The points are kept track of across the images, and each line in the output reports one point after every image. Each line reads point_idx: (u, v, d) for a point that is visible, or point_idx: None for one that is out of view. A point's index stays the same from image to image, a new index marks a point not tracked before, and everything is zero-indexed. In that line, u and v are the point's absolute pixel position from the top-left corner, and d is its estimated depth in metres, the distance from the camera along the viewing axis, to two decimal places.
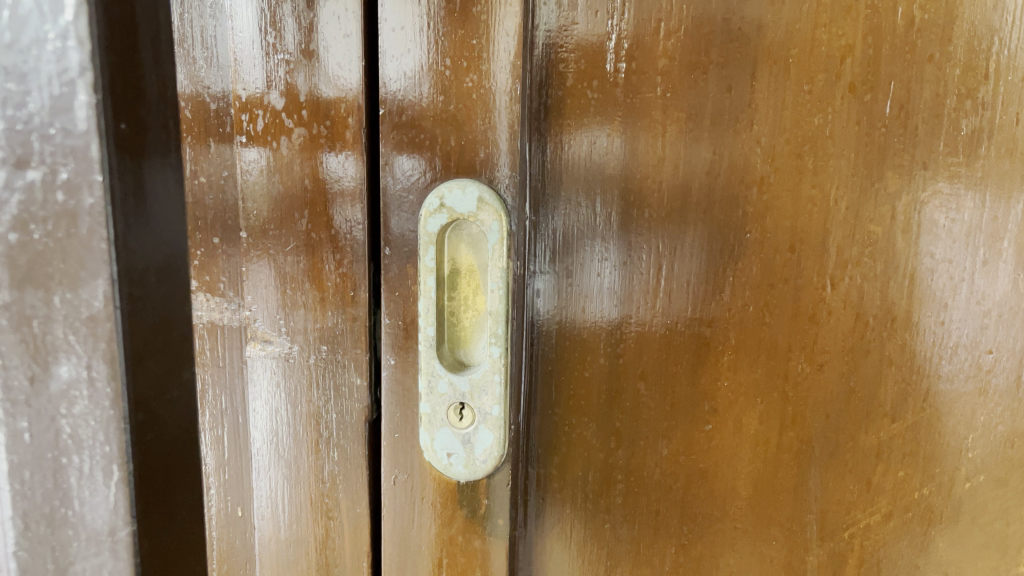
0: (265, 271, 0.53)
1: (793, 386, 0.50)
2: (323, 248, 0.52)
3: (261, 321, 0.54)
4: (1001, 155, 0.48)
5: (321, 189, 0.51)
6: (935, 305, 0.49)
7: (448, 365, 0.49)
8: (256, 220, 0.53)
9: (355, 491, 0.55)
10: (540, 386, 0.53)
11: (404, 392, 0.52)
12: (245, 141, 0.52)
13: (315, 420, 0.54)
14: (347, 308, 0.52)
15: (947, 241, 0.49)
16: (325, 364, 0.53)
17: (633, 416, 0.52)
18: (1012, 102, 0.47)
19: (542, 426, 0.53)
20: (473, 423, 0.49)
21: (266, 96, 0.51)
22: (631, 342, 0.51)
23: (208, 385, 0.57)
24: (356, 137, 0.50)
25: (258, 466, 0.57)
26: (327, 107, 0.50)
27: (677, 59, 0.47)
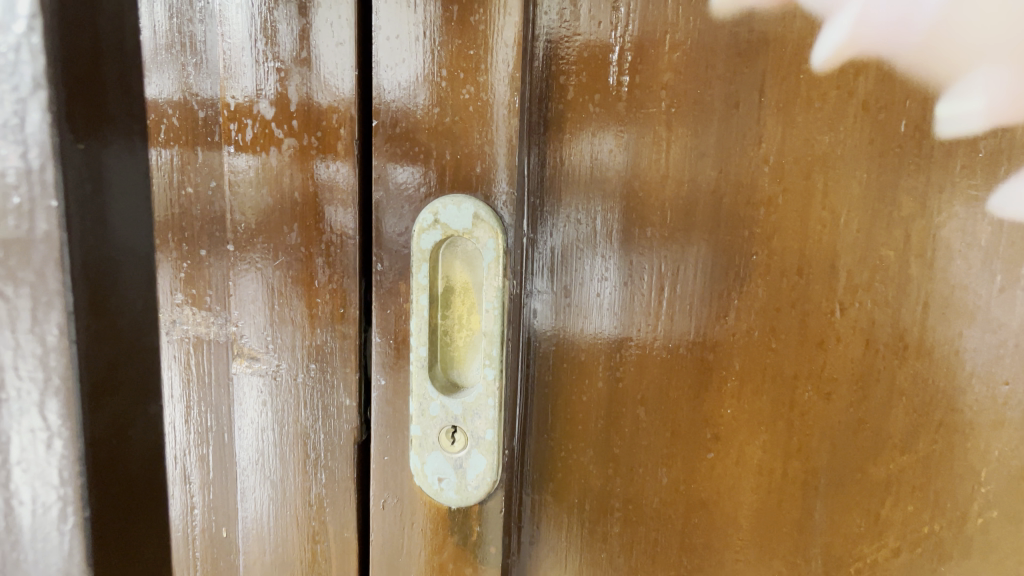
0: (253, 286, 0.52)
1: (799, 416, 0.48)
2: (312, 263, 0.50)
3: (249, 336, 0.52)
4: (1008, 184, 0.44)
5: (311, 201, 0.49)
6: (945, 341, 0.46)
7: (441, 387, 0.48)
8: (244, 232, 0.51)
9: (343, 515, 0.53)
10: (535, 408, 0.51)
11: (395, 414, 0.50)
12: (233, 151, 0.50)
13: (303, 442, 0.52)
14: (337, 325, 0.50)
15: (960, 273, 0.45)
16: (313, 383, 0.51)
17: (632, 443, 0.50)
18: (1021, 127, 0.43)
19: (538, 450, 0.52)
20: (465, 447, 0.48)
21: (256, 104, 0.49)
22: (631, 364, 0.49)
23: (195, 401, 0.56)
24: (348, 148, 0.48)
25: (245, 487, 0.55)
26: (318, 118, 0.48)
27: (682, 73, 0.46)
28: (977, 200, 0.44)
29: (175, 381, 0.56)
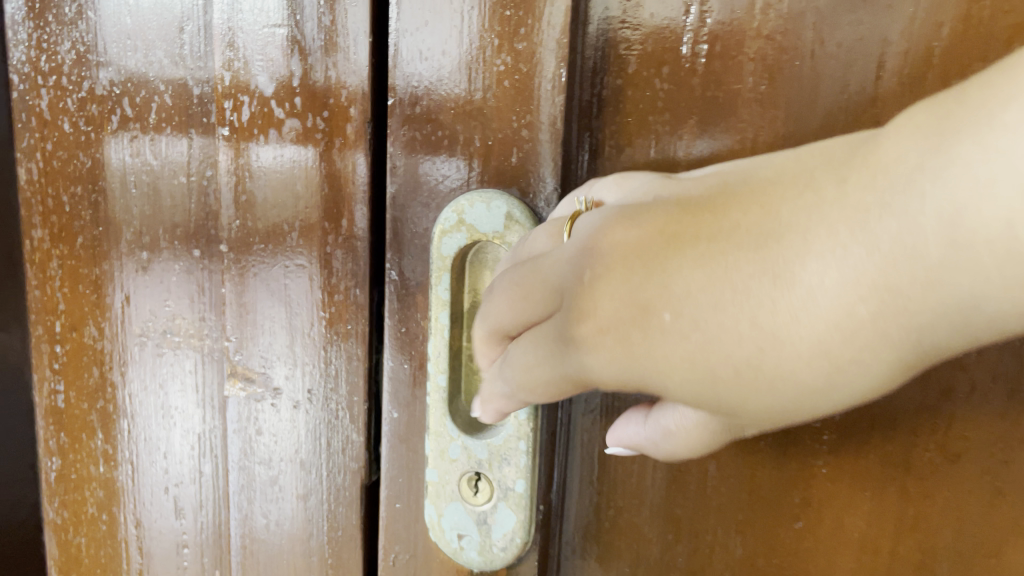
0: (246, 291, 0.44)
1: (917, 482, 0.37)
2: (314, 270, 0.42)
3: (242, 352, 0.44)
4: (769, 191, 0.26)
5: (314, 196, 0.41)
6: (948, 322, 0.23)
7: (462, 424, 0.40)
8: (239, 231, 0.44)
9: (347, 568, 0.44)
10: (578, 456, 0.41)
11: (410, 454, 0.42)
12: (228, 135, 0.43)
13: (301, 479, 0.45)
14: (342, 344, 0.42)
15: (757, 381, 0.25)
16: (316, 411, 0.43)
17: (699, 505, 0.40)
18: (608, 249, 0.28)
19: (580, 505, 0.42)
20: (490, 499, 0.40)
21: (254, 78, 0.41)
22: None
23: (188, 425, 0.48)
24: (359, 132, 0.40)
25: (238, 528, 0.47)
26: (326, 94, 0.40)
27: (775, 40, 0.36)
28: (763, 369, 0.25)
29: (165, 399, 0.49)
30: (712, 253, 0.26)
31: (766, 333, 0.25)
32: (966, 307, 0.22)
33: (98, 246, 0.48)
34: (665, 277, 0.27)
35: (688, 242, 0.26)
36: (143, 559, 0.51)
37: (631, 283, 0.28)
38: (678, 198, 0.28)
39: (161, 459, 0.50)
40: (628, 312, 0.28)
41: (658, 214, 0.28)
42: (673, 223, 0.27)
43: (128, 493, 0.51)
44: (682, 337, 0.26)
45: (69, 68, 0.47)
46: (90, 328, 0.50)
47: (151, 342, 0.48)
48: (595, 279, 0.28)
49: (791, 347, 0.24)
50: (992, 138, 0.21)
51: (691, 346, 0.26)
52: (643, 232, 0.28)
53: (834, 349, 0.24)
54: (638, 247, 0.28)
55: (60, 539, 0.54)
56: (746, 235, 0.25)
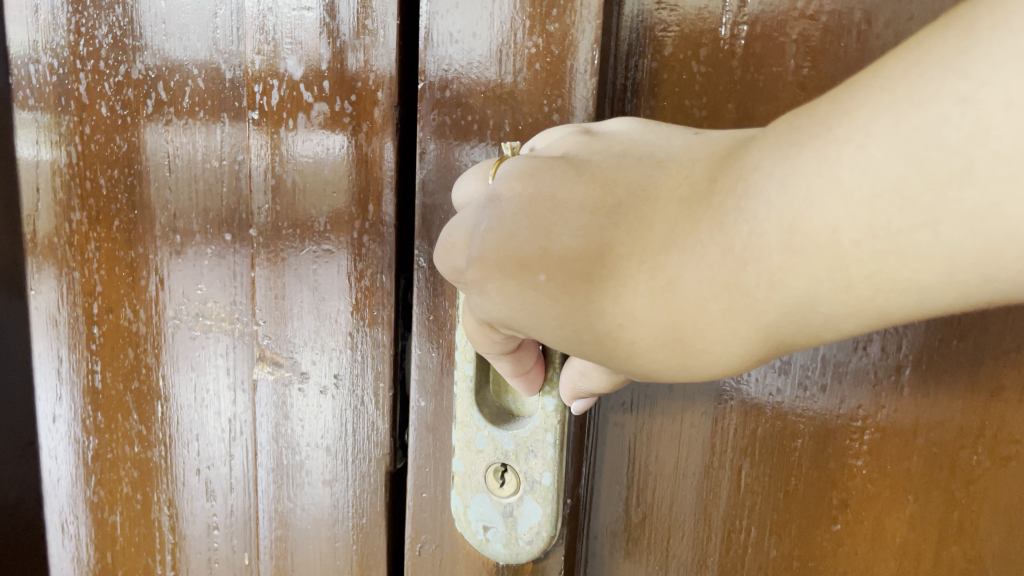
0: (276, 275, 0.44)
1: (963, 485, 0.35)
2: (341, 254, 0.42)
3: (271, 337, 0.45)
4: (653, 189, 0.29)
5: (340, 180, 0.41)
6: (791, 321, 0.26)
7: (489, 415, 0.39)
8: (268, 216, 0.43)
9: (371, 556, 0.44)
10: (607, 451, 0.40)
11: (437, 445, 0.41)
12: (257, 119, 0.43)
13: (327, 464, 0.45)
14: (366, 331, 0.42)
15: (611, 348, 0.29)
16: (342, 396, 0.43)
17: (732, 501, 0.39)
18: (510, 198, 0.30)
19: (608, 501, 0.41)
20: (517, 492, 0.39)
21: (282, 62, 0.41)
22: (735, 411, 0.38)
23: (220, 408, 0.49)
24: (386, 116, 0.39)
25: (267, 512, 0.47)
26: (354, 77, 0.39)
27: (821, 21, 0.33)
28: (613, 339, 0.29)
29: (197, 381, 0.49)
30: (594, 224, 0.29)
31: (626, 312, 0.29)
32: (804, 308, 0.25)
33: (134, 228, 0.49)
34: (549, 241, 0.29)
35: (573, 213, 0.29)
36: (176, 538, 0.52)
37: (518, 239, 0.30)
38: (579, 159, 0.31)
39: (194, 440, 0.50)
40: (509, 264, 0.30)
41: (556, 173, 0.30)
42: (565, 189, 0.30)
43: (161, 474, 0.52)
44: (553, 298, 0.30)
45: (107, 52, 0.47)
46: (126, 310, 0.50)
47: (185, 325, 0.49)
48: (491, 231, 0.31)
49: (644, 327, 0.28)
50: (829, 149, 0.23)
51: (562, 307, 0.29)
52: (538, 191, 0.30)
53: (683, 332, 0.28)
54: (532, 206, 0.30)
55: (97, 517, 0.55)
56: (622, 217, 0.29)
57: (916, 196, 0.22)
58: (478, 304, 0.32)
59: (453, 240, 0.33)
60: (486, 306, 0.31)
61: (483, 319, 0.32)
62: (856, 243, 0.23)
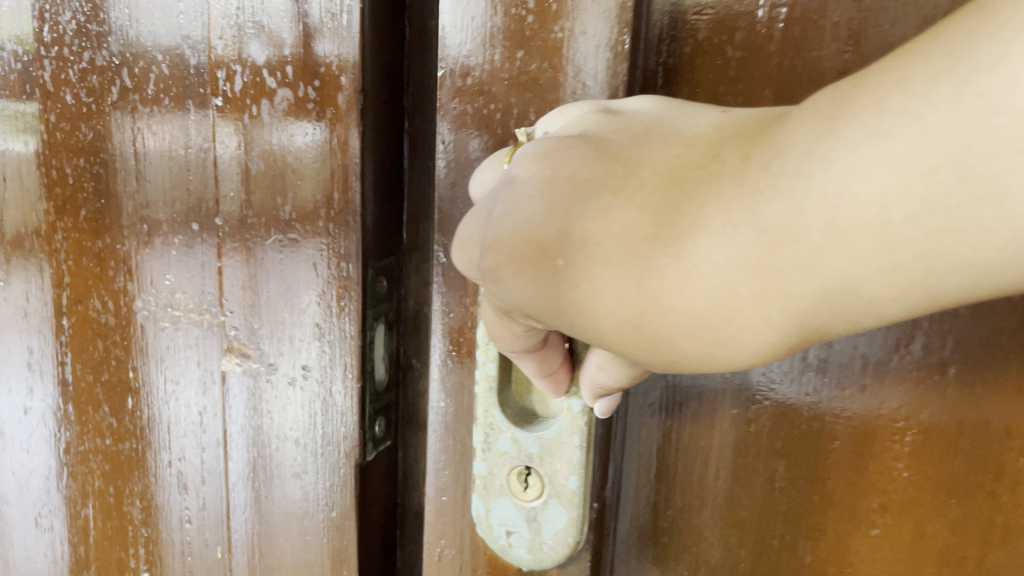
0: (241, 267, 0.43)
1: (1009, 490, 0.34)
2: (306, 244, 0.41)
3: (239, 329, 0.44)
4: (677, 165, 0.27)
5: (302, 168, 0.40)
6: (829, 305, 0.24)
7: (512, 416, 0.38)
8: (234, 206, 0.43)
9: (341, 548, 0.44)
10: (634, 452, 0.39)
11: (458, 446, 0.40)
12: (221, 105, 0.42)
13: (296, 456, 0.44)
14: (334, 322, 0.41)
15: (634, 336, 0.28)
16: (310, 388, 0.43)
17: (765, 504, 0.37)
18: (527, 181, 0.30)
19: (636, 505, 0.40)
20: (541, 496, 0.38)
21: (246, 47, 0.40)
22: (768, 411, 0.36)
23: (190, 399, 0.48)
24: (350, 101, 0.38)
25: (236, 505, 0.47)
26: (316, 62, 0.39)
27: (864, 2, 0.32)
28: (634, 326, 0.28)
29: (167, 373, 0.48)
30: (618, 203, 0.28)
31: (649, 298, 0.27)
32: (845, 292, 0.24)
33: (100, 219, 0.48)
34: (567, 224, 0.28)
35: (592, 193, 0.28)
36: (151, 532, 0.51)
37: (534, 223, 0.29)
38: (596, 137, 0.29)
39: (165, 432, 0.49)
40: (525, 249, 0.29)
41: (572, 154, 0.29)
42: (583, 168, 0.29)
43: (134, 468, 0.51)
44: (571, 284, 0.29)
45: (71, 38, 0.46)
46: (94, 301, 0.49)
47: (154, 316, 0.48)
48: (505, 215, 0.30)
49: (669, 314, 0.27)
50: (880, 121, 0.22)
51: (581, 293, 0.28)
52: (555, 172, 0.29)
53: (710, 319, 0.26)
54: (548, 188, 0.29)
55: (72, 511, 0.54)
56: (646, 196, 0.27)
57: (977, 164, 0.21)
58: (494, 293, 0.31)
59: (470, 226, 0.32)
60: (503, 294, 0.30)
61: (498, 307, 0.31)
62: (907, 218, 0.22)
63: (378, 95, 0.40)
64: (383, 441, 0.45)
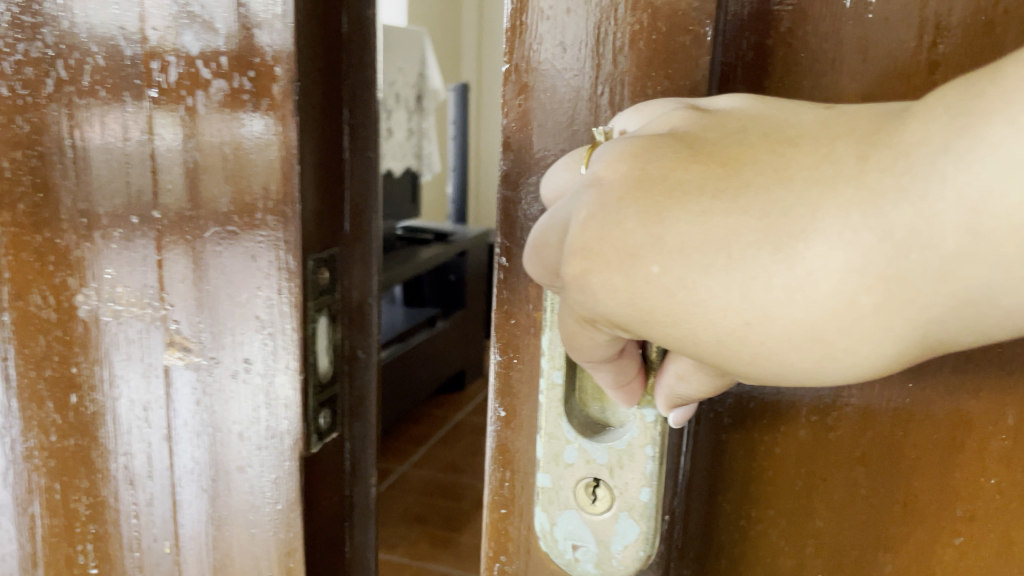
0: (182, 262, 0.43)
1: None
2: (245, 236, 0.41)
3: (181, 323, 0.44)
4: (785, 164, 0.25)
5: (241, 160, 0.40)
6: (959, 314, 0.24)
7: (579, 426, 0.36)
8: (171, 199, 0.42)
9: (290, 539, 0.44)
10: (705, 463, 0.37)
11: (520, 457, 0.39)
12: (157, 97, 0.41)
13: (240, 449, 0.44)
14: (277, 314, 0.41)
15: (735, 348, 0.26)
16: (254, 381, 0.43)
17: (844, 516, 0.36)
18: (617, 182, 0.27)
19: (706, 517, 0.38)
20: (610, 508, 0.36)
21: (180, 38, 0.40)
22: (850, 415, 0.35)
23: (134, 396, 0.46)
24: (285, 92, 0.38)
25: (182, 499, 0.47)
26: (252, 53, 0.39)
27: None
28: (735, 337, 0.26)
29: (109, 369, 0.47)
30: (719, 205, 0.26)
31: (754, 307, 0.26)
32: (983, 301, 0.23)
33: (40, 213, 0.46)
34: (661, 228, 0.27)
35: (690, 195, 0.26)
36: (98, 528, 0.50)
37: (623, 227, 0.27)
38: (689, 134, 0.28)
39: (110, 427, 0.48)
40: (614, 255, 0.27)
41: (665, 153, 0.27)
42: (679, 168, 0.27)
43: (79, 464, 0.49)
44: (666, 293, 0.27)
45: (4, 28, 0.44)
46: (35, 296, 0.47)
47: (94, 309, 0.46)
48: (591, 218, 0.28)
49: (775, 323, 0.25)
50: None
51: (678, 303, 0.26)
52: (647, 171, 0.27)
53: (824, 331, 0.25)
54: (639, 188, 0.27)
55: (19, 509, 0.52)
56: (749, 198, 0.26)
57: None
58: (575, 300, 0.29)
59: (549, 234, 0.30)
60: (590, 300, 0.28)
61: (581, 314, 0.29)
62: None
63: (315, 86, 0.40)
64: (329, 433, 0.44)
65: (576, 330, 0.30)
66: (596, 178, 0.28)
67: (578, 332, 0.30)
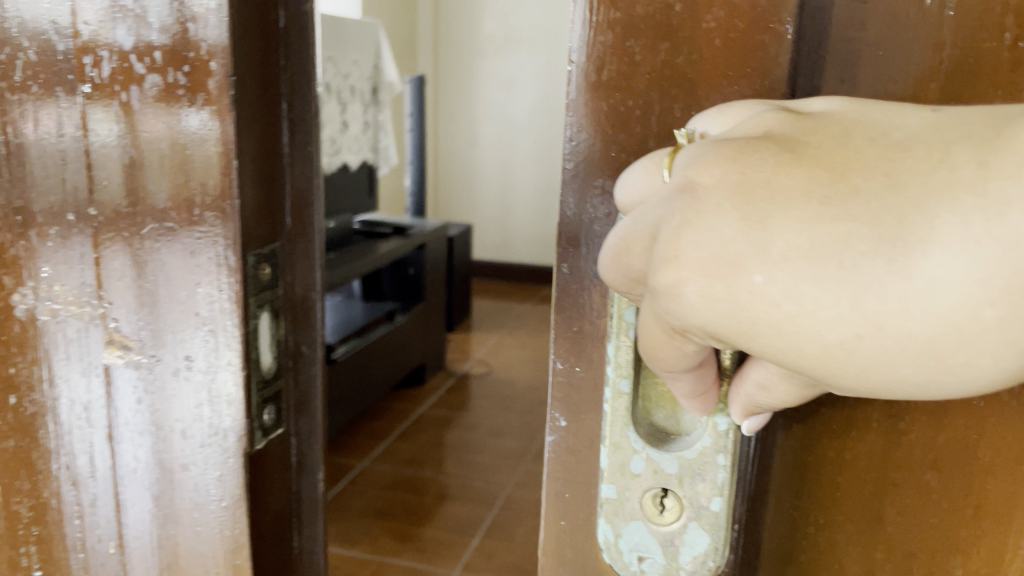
0: (120, 258, 0.41)
1: None
2: (183, 232, 0.39)
3: (122, 322, 0.41)
4: (897, 169, 0.25)
5: (179, 155, 0.38)
6: None
7: (646, 435, 0.35)
8: (108, 197, 0.40)
9: (237, 539, 0.42)
10: (775, 469, 0.36)
11: (582, 467, 0.37)
12: (89, 92, 0.39)
13: (184, 447, 0.42)
14: (217, 311, 0.39)
15: (843, 362, 0.25)
16: (196, 379, 0.41)
17: (914, 520, 0.35)
18: (713, 188, 0.26)
19: (775, 523, 0.37)
20: (679, 518, 0.35)
21: (112, 32, 0.38)
22: (922, 418, 0.34)
23: (74, 396, 0.44)
24: (221, 87, 0.37)
25: (125, 499, 0.45)
26: (186, 47, 0.37)
27: None
28: (843, 349, 0.25)
29: (49, 368, 0.45)
30: (826, 211, 0.25)
31: (867, 320, 0.25)
32: None
33: None
34: (764, 236, 0.25)
35: (794, 202, 0.25)
36: (42, 530, 0.48)
37: (722, 236, 0.26)
38: (787, 137, 0.26)
39: (52, 428, 0.46)
40: (713, 265, 0.26)
41: (763, 157, 0.26)
42: (781, 173, 0.26)
43: (20, 466, 0.47)
44: (769, 304, 0.26)
45: None
46: None
47: (32, 308, 0.44)
48: (686, 226, 0.26)
49: (890, 335, 0.24)
50: None
51: (782, 315, 0.25)
52: (745, 177, 0.26)
53: (942, 345, 0.24)
54: (738, 195, 0.26)
55: None
56: (861, 206, 0.24)
57: None
58: (664, 309, 0.28)
59: (636, 241, 0.29)
60: (684, 311, 0.27)
61: (672, 323, 0.28)
62: None
63: (252, 81, 0.38)
64: (273, 430, 0.43)
65: (663, 341, 0.29)
66: (688, 183, 0.27)
67: (666, 343, 0.29)
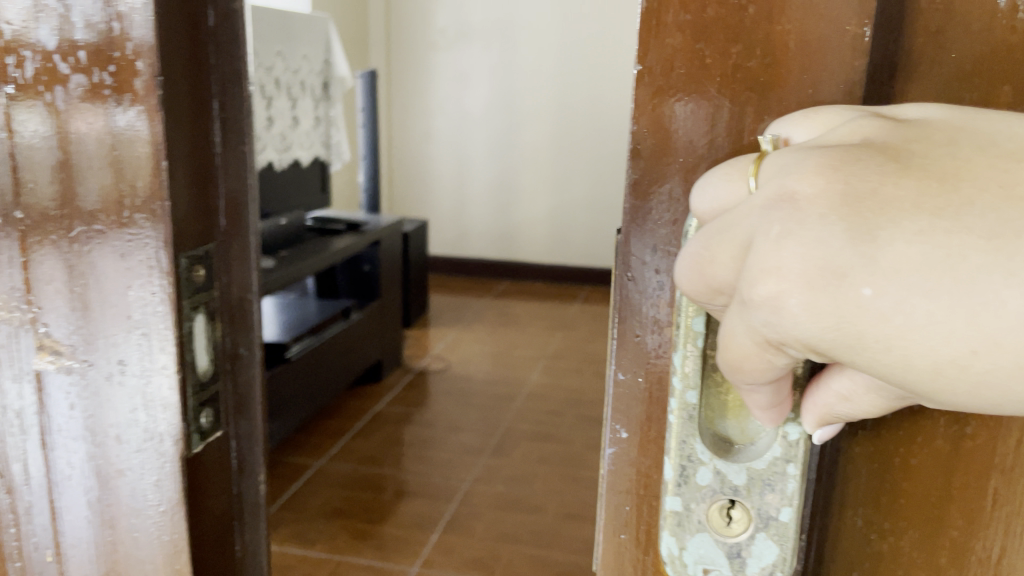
0: (50, 259, 0.38)
1: None
2: (113, 235, 0.37)
3: (54, 326, 0.39)
4: (1010, 180, 0.24)
5: (110, 157, 0.36)
6: None
7: (713, 446, 0.34)
8: (34, 200, 0.37)
9: (178, 546, 0.40)
10: (840, 476, 0.36)
11: (644, 479, 0.37)
12: (12, 93, 0.37)
13: (120, 452, 0.40)
14: (150, 313, 0.37)
15: (956, 377, 0.25)
16: (131, 383, 0.38)
17: (977, 523, 0.35)
18: (816, 199, 0.25)
19: (837, 529, 0.37)
20: (747, 529, 0.35)
21: (34, 31, 0.36)
22: (988, 424, 0.34)
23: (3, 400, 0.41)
24: (149, 87, 0.35)
25: (59, 508, 0.41)
26: (112, 46, 0.35)
27: None
28: (958, 363, 0.25)
29: None
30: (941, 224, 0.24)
31: (983, 335, 0.24)
32: None
33: None
34: (875, 248, 0.25)
35: (906, 214, 0.25)
36: None
37: (829, 249, 0.25)
38: (890, 146, 0.26)
39: None
40: (820, 277, 0.25)
41: (869, 167, 0.25)
42: (890, 184, 0.25)
43: None
44: (880, 317, 0.25)
45: None
46: None
47: None
48: (788, 237, 0.26)
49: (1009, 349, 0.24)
50: None
51: (894, 330, 0.25)
52: (851, 187, 0.25)
53: None
54: (844, 206, 0.25)
55: None
56: (976, 219, 0.24)
57: None
58: (758, 322, 0.27)
59: (725, 253, 0.28)
60: (784, 325, 0.26)
61: (768, 336, 0.27)
62: None
63: (181, 75, 0.36)
64: (210, 433, 0.41)
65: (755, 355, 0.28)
66: (786, 193, 0.26)
67: (759, 357, 0.28)
